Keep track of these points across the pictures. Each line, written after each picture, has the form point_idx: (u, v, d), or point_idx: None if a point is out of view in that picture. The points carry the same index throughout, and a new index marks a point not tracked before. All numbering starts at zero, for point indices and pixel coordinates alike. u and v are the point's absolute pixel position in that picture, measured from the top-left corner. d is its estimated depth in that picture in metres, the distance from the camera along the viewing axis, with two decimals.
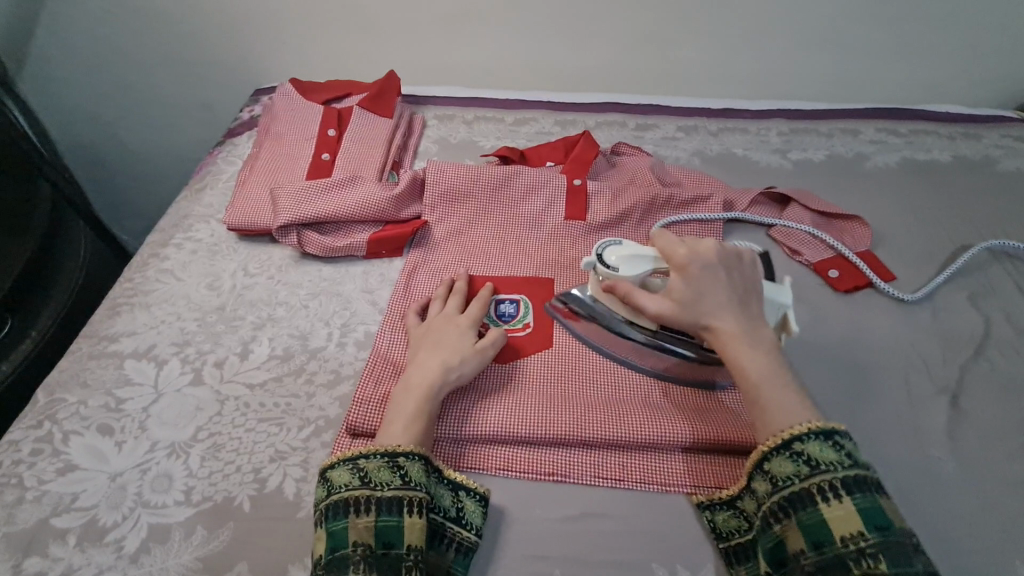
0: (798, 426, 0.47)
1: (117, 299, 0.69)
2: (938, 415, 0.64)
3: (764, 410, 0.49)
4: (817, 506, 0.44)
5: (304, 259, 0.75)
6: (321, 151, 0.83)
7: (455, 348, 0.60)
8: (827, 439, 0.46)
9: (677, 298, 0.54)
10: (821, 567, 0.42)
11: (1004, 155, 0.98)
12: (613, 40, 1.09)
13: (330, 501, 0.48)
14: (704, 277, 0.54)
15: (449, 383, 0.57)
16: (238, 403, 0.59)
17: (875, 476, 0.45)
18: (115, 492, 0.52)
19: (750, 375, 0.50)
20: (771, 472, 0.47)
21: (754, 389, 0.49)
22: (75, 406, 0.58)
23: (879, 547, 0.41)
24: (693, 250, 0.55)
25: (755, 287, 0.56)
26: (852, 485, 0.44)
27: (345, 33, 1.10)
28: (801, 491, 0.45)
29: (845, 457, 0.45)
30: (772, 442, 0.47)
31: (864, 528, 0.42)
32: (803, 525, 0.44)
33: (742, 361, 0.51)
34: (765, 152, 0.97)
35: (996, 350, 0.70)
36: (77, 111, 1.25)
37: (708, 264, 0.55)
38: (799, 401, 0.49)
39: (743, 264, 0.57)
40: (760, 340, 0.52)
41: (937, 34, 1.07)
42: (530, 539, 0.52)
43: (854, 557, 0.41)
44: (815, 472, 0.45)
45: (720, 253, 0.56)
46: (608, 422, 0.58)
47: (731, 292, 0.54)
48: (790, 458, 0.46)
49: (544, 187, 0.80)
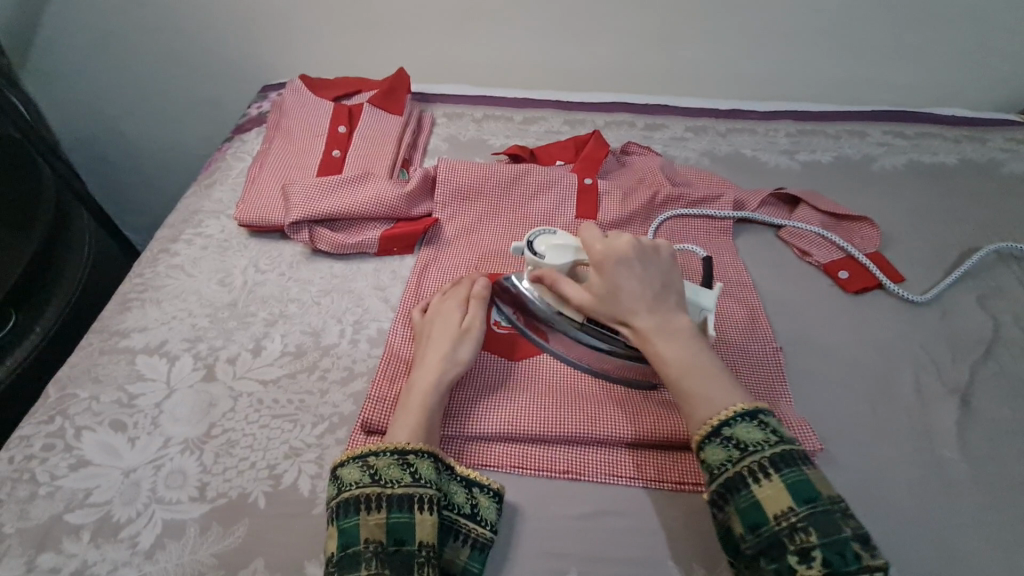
0: (722, 412, 0.49)
1: (128, 294, 0.69)
2: (948, 415, 0.64)
3: (686, 400, 0.51)
4: (750, 489, 0.45)
5: (314, 255, 0.75)
6: (331, 148, 0.83)
7: (441, 332, 0.60)
8: (752, 420, 0.48)
9: (597, 294, 0.57)
10: (761, 548, 0.43)
11: (1009, 159, 0.99)
12: (621, 40, 1.09)
13: (340, 498, 0.48)
14: (621, 272, 0.57)
15: (449, 376, 0.57)
16: (252, 399, 0.59)
17: (799, 449, 0.47)
18: (129, 488, 0.52)
19: (671, 364, 0.53)
20: (706, 461, 0.48)
21: (676, 380, 0.52)
22: (87, 402, 0.58)
23: (807, 519, 0.43)
24: (609, 245, 0.58)
25: (674, 280, 0.58)
26: (779, 462, 0.45)
27: (354, 30, 1.10)
28: (734, 476, 0.46)
29: (770, 435, 0.47)
30: (702, 431, 0.49)
31: (793, 503, 0.44)
32: (740, 510, 0.45)
33: (663, 354, 0.53)
34: (774, 154, 0.98)
35: (1004, 351, 0.70)
36: (81, 106, 1.24)
37: (623, 258, 0.57)
38: (722, 387, 0.51)
39: (659, 255, 0.59)
40: (681, 331, 0.55)
41: (943, 37, 1.08)
42: (548, 537, 0.52)
43: (788, 532, 0.43)
44: (746, 453, 0.47)
45: (634, 247, 0.58)
46: (620, 420, 0.58)
47: (650, 288, 0.57)
48: (721, 445, 0.47)
49: (555, 186, 0.80)
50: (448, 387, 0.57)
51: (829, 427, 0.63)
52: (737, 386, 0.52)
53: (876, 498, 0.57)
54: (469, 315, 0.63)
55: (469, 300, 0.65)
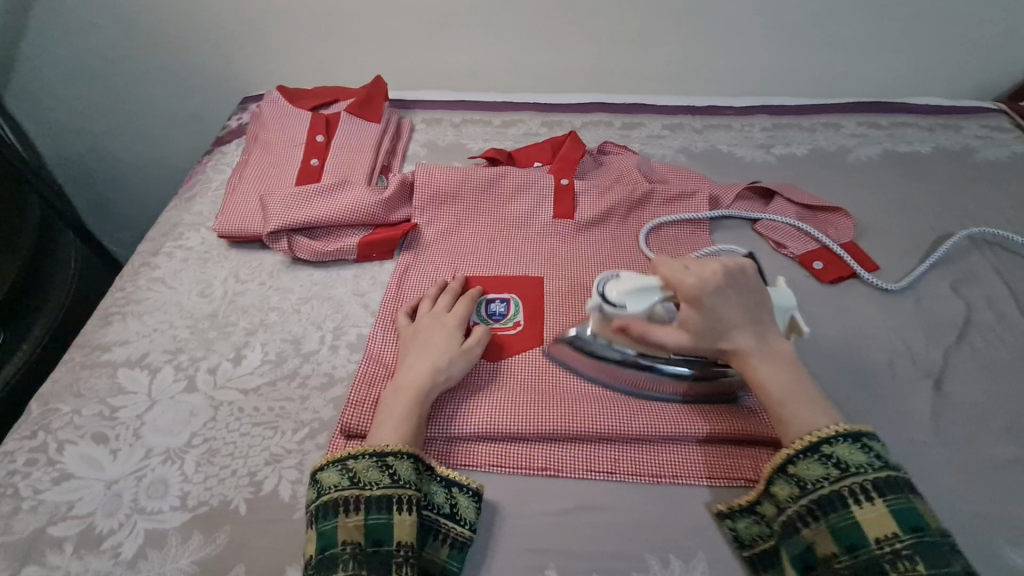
0: (825, 430, 0.49)
1: (109, 308, 0.70)
2: (923, 400, 0.65)
3: (788, 425, 0.51)
4: (850, 509, 0.46)
5: (294, 264, 0.76)
6: (309, 157, 0.84)
7: (444, 349, 0.60)
8: (854, 442, 0.48)
9: (692, 328, 0.54)
10: (858, 569, 0.44)
11: (982, 145, 1.00)
12: (597, 41, 1.10)
13: (319, 502, 0.48)
14: (715, 300, 0.54)
15: (439, 386, 0.58)
16: (232, 408, 0.60)
17: (904, 477, 0.47)
18: (111, 500, 0.53)
19: (770, 389, 0.52)
20: (800, 477, 0.49)
21: (778, 405, 0.52)
22: (69, 416, 0.59)
23: (914, 548, 0.43)
24: (700, 275, 0.55)
25: (763, 301, 0.57)
26: (883, 486, 0.46)
27: (332, 40, 1.11)
28: (831, 494, 0.47)
29: (873, 459, 0.47)
30: (800, 442, 0.49)
31: (897, 529, 0.44)
32: (837, 528, 0.46)
33: (763, 380, 0.53)
34: (749, 148, 0.99)
35: (978, 335, 0.71)
36: (65, 124, 1.24)
37: (716, 287, 0.55)
38: (821, 406, 0.52)
39: (748, 279, 0.57)
40: (777, 353, 0.54)
41: (915, 27, 1.09)
42: (525, 533, 0.53)
43: (892, 558, 0.43)
44: (846, 474, 0.47)
45: (725, 275, 0.56)
46: (597, 416, 0.59)
47: (744, 311, 0.55)
48: (820, 461, 0.48)
49: (531, 187, 0.81)
50: (436, 395, 0.57)
51: None
52: (833, 406, 0.53)
53: None
54: (470, 334, 0.63)
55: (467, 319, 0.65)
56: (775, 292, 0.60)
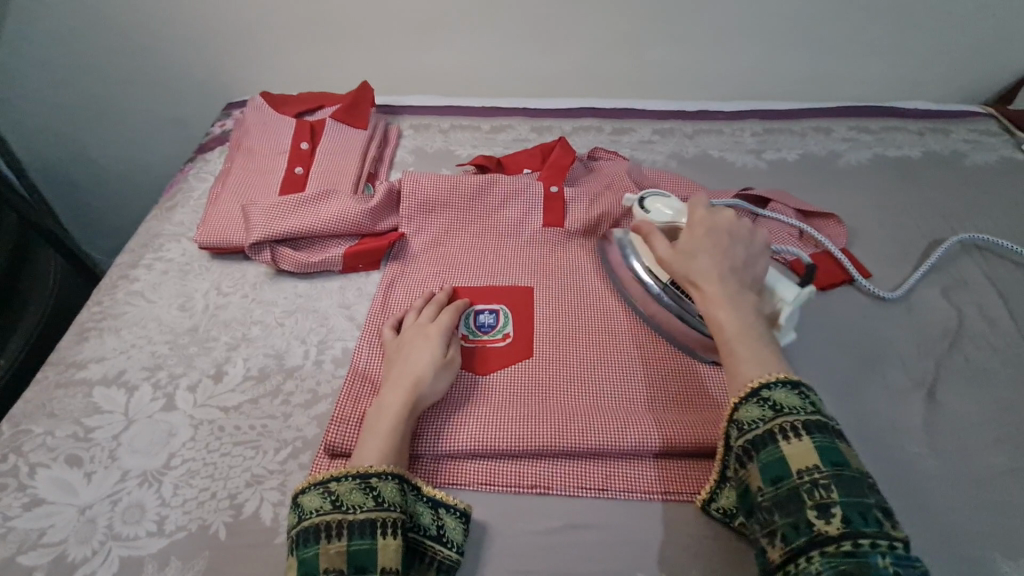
0: (765, 375, 0.47)
1: (85, 324, 0.67)
2: (916, 410, 0.64)
3: (732, 359, 0.49)
4: (776, 445, 0.44)
5: (278, 276, 0.74)
6: (294, 165, 0.82)
7: (426, 360, 0.59)
8: (794, 388, 0.46)
9: (680, 250, 0.57)
10: (778, 501, 0.42)
11: (972, 150, 1.00)
12: (586, 45, 1.09)
13: (300, 528, 0.46)
14: (711, 235, 0.56)
15: (424, 400, 0.56)
16: (213, 427, 0.58)
17: (835, 423, 0.45)
18: (84, 527, 0.51)
19: (724, 326, 0.51)
20: (738, 418, 0.46)
21: (727, 339, 0.50)
22: (41, 438, 0.57)
23: (832, 479, 0.41)
24: (712, 213, 0.58)
25: (757, 262, 0.56)
26: (813, 426, 0.44)
27: (317, 44, 1.09)
28: (763, 433, 0.44)
29: (808, 403, 0.45)
30: (743, 389, 0.47)
31: (819, 462, 0.42)
32: (762, 465, 0.44)
33: (719, 314, 0.51)
34: (740, 154, 0.98)
35: (969, 343, 0.71)
36: (44, 131, 1.21)
37: (722, 228, 0.57)
38: (772, 360, 0.48)
39: (756, 241, 0.57)
40: (744, 301, 0.52)
41: (904, 31, 1.09)
42: (515, 555, 0.52)
43: (809, 488, 0.41)
44: (781, 414, 0.45)
45: (735, 224, 0.57)
46: (588, 432, 0.57)
47: (733, 255, 0.55)
48: (757, 404, 0.46)
49: (520, 195, 0.79)
50: (421, 410, 0.56)
51: None
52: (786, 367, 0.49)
53: None
54: (453, 346, 0.62)
55: (451, 330, 0.64)
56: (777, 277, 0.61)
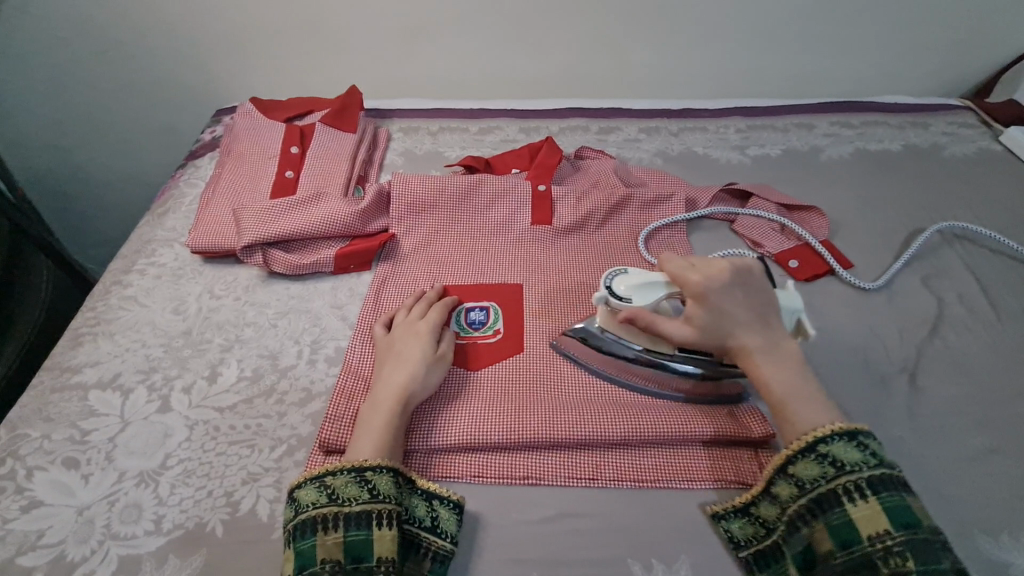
0: (823, 429, 0.50)
1: (79, 329, 0.68)
2: (899, 395, 0.66)
3: (788, 422, 0.52)
4: (844, 507, 0.46)
5: (270, 278, 0.75)
6: (284, 169, 0.83)
7: (419, 356, 0.60)
8: (851, 440, 0.49)
9: (696, 322, 0.56)
10: (851, 566, 0.45)
11: (951, 142, 1.02)
12: (571, 46, 1.11)
13: (297, 520, 0.47)
14: (719, 297, 0.55)
15: (417, 396, 0.57)
16: (208, 427, 0.59)
17: (899, 474, 0.47)
18: (83, 526, 0.51)
19: (773, 388, 0.53)
20: (798, 475, 0.49)
21: (781, 406, 0.52)
22: (38, 442, 0.57)
23: (905, 545, 0.44)
24: (705, 272, 0.56)
25: (771, 299, 0.57)
26: (877, 484, 0.46)
27: (306, 50, 1.11)
28: (827, 493, 0.47)
29: (869, 457, 0.48)
30: (800, 447, 0.50)
31: (890, 526, 0.44)
32: (831, 525, 0.46)
33: (765, 379, 0.53)
34: (724, 150, 1.00)
35: (949, 329, 0.72)
36: (34, 140, 1.22)
37: (722, 285, 0.55)
38: (822, 406, 0.52)
39: (754, 279, 0.57)
40: (781, 354, 0.55)
41: (882, 28, 1.11)
42: (509, 543, 0.53)
43: (883, 555, 0.44)
44: (841, 472, 0.47)
45: (731, 274, 0.56)
46: (578, 423, 0.59)
47: (749, 309, 0.56)
48: (816, 461, 0.49)
49: (508, 195, 0.80)
50: (414, 406, 0.57)
51: None
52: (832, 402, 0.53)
53: None
54: (444, 342, 0.63)
55: (442, 328, 0.65)
56: (784, 295, 0.59)
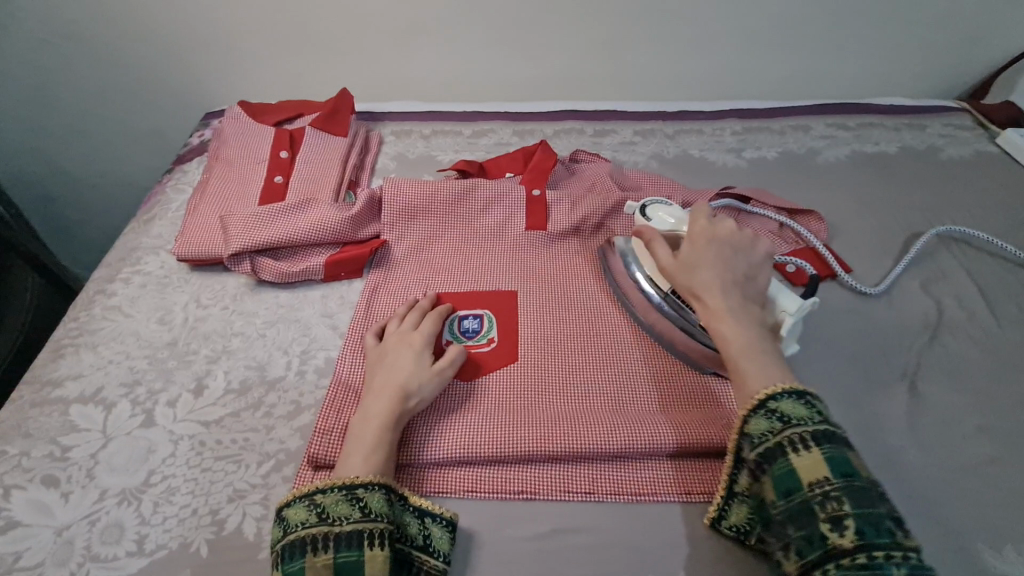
0: (769, 386, 0.48)
1: (61, 340, 0.66)
2: (899, 402, 0.65)
3: (737, 370, 0.50)
4: (786, 458, 0.44)
5: (259, 286, 0.74)
6: (273, 174, 0.81)
7: (411, 370, 0.58)
8: (799, 398, 0.46)
9: (682, 262, 0.58)
10: (791, 515, 0.42)
11: (947, 144, 1.02)
12: (566, 48, 1.10)
13: (286, 541, 0.46)
14: (712, 248, 0.58)
15: (409, 408, 0.56)
16: (194, 442, 0.57)
17: (842, 431, 0.45)
18: (61, 548, 0.50)
19: (730, 337, 0.52)
20: (747, 431, 0.47)
21: (731, 351, 0.52)
22: (16, 459, 0.55)
23: (843, 490, 0.41)
24: (712, 225, 0.59)
25: (761, 273, 0.58)
26: (822, 437, 0.44)
27: (296, 52, 1.09)
28: (773, 446, 0.45)
29: (815, 413, 0.46)
30: (748, 403, 0.48)
31: (828, 474, 0.42)
32: (774, 478, 0.44)
33: (725, 325, 0.53)
34: (721, 153, 0.99)
35: (948, 334, 0.72)
36: (18, 144, 1.19)
37: (719, 241, 0.58)
38: (777, 370, 0.50)
39: (758, 249, 0.59)
40: (748, 315, 0.54)
41: (879, 28, 1.10)
42: (502, 562, 0.51)
43: (820, 501, 0.42)
44: (788, 426, 0.45)
45: (735, 235, 0.59)
46: (573, 435, 0.57)
47: (735, 268, 0.57)
48: (764, 416, 0.46)
49: (502, 199, 0.79)
50: (406, 419, 0.55)
51: None
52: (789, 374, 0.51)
53: None
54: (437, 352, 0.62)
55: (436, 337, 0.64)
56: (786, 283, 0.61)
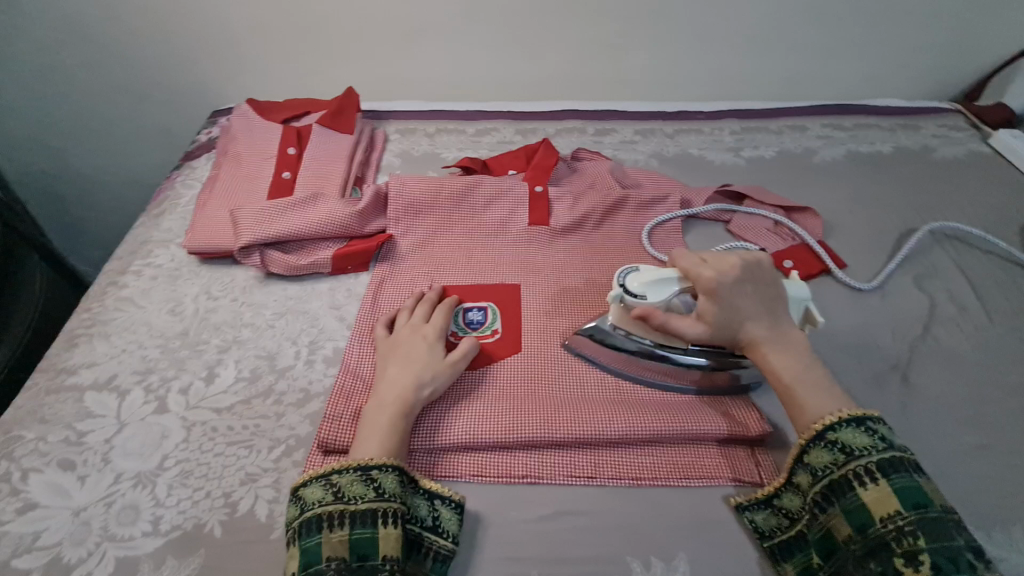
0: (832, 416, 0.50)
1: (75, 330, 0.68)
2: (892, 393, 0.66)
3: (799, 411, 0.51)
4: (856, 492, 0.46)
5: (268, 279, 0.75)
6: (281, 170, 0.83)
7: (424, 362, 0.60)
8: (858, 425, 0.48)
9: (707, 318, 0.55)
10: (867, 550, 0.44)
11: (941, 144, 1.04)
12: (568, 49, 1.12)
13: (303, 518, 0.47)
14: (731, 289, 0.55)
15: (423, 396, 0.58)
16: (206, 428, 0.59)
17: (910, 457, 0.47)
18: (79, 528, 0.51)
19: (780, 376, 0.53)
20: (812, 464, 0.49)
21: (789, 393, 0.52)
22: (33, 443, 0.57)
23: (916, 524, 0.43)
24: (718, 267, 0.56)
25: (780, 292, 0.57)
26: (888, 467, 0.46)
27: (303, 52, 1.11)
28: (841, 479, 0.47)
29: (878, 441, 0.47)
30: (810, 433, 0.50)
31: (901, 508, 0.44)
32: (845, 512, 0.46)
33: (776, 371, 0.53)
34: (719, 152, 1.01)
35: (940, 327, 0.73)
36: (28, 142, 1.21)
37: (734, 279, 0.56)
38: (832, 396, 0.51)
39: (764, 270, 0.58)
40: (788, 341, 0.54)
41: (873, 31, 1.13)
42: (507, 542, 0.53)
43: (897, 536, 0.43)
44: (852, 457, 0.47)
45: (742, 265, 0.57)
46: (575, 422, 0.59)
47: (758, 301, 0.56)
48: (826, 447, 0.49)
49: (506, 196, 0.81)
50: (419, 406, 0.57)
51: None
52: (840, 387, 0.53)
53: None
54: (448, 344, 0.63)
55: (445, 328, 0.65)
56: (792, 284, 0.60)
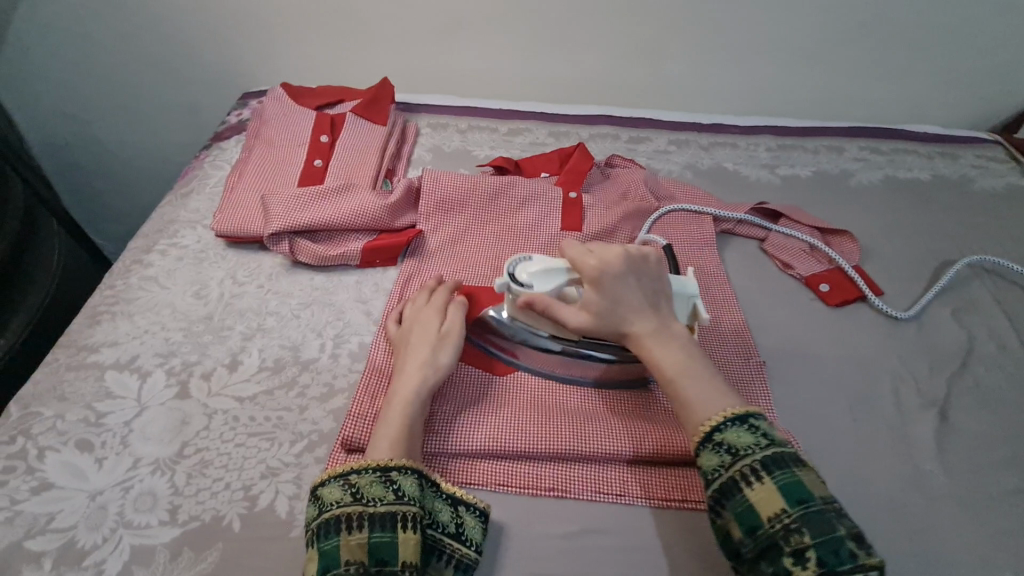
0: (716, 416, 0.47)
1: (97, 307, 0.66)
2: (927, 428, 0.65)
3: (684, 407, 0.49)
4: (743, 493, 0.44)
5: (294, 267, 0.74)
6: (313, 158, 0.82)
7: (427, 343, 0.59)
8: (743, 424, 0.46)
9: (594, 310, 0.54)
10: (761, 553, 0.42)
11: (980, 175, 1.02)
12: (605, 53, 1.10)
13: (320, 519, 0.46)
14: (616, 282, 0.54)
15: (432, 381, 0.56)
16: (227, 417, 0.57)
17: (791, 449, 0.46)
18: (94, 513, 0.50)
19: (666, 369, 0.51)
20: (700, 467, 0.47)
21: (674, 386, 0.50)
22: (51, 421, 0.55)
23: (801, 520, 0.42)
24: (600, 258, 0.55)
25: (664, 286, 0.57)
26: (772, 464, 0.44)
27: (337, 38, 1.09)
28: (728, 480, 0.45)
29: (761, 437, 0.46)
30: (698, 435, 0.47)
31: (785, 504, 0.42)
32: (736, 515, 0.44)
33: (658, 360, 0.52)
34: (755, 168, 0.99)
35: (978, 364, 0.72)
36: (57, 113, 1.21)
37: (617, 271, 0.54)
38: (716, 390, 0.50)
39: (649, 263, 0.57)
40: (673, 335, 0.53)
41: (917, 55, 1.11)
42: (534, 557, 0.51)
43: (783, 534, 0.42)
44: (737, 458, 0.45)
45: (626, 257, 0.56)
46: (606, 435, 0.57)
47: (644, 295, 0.55)
48: (714, 450, 0.46)
49: (540, 199, 0.79)
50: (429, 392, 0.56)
51: (816, 440, 0.63)
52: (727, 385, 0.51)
53: (862, 511, 0.57)
54: (449, 320, 0.62)
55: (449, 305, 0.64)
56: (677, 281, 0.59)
